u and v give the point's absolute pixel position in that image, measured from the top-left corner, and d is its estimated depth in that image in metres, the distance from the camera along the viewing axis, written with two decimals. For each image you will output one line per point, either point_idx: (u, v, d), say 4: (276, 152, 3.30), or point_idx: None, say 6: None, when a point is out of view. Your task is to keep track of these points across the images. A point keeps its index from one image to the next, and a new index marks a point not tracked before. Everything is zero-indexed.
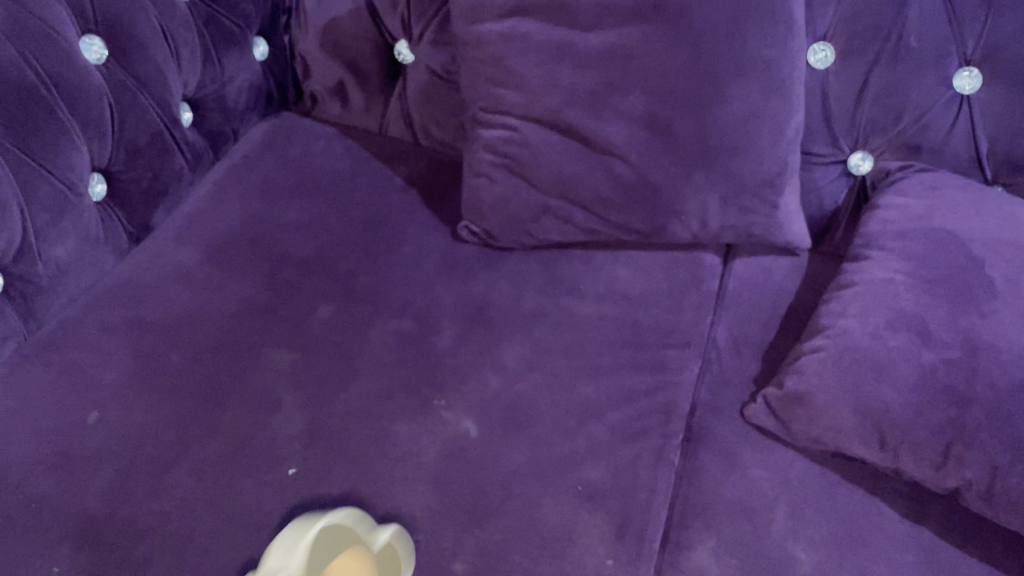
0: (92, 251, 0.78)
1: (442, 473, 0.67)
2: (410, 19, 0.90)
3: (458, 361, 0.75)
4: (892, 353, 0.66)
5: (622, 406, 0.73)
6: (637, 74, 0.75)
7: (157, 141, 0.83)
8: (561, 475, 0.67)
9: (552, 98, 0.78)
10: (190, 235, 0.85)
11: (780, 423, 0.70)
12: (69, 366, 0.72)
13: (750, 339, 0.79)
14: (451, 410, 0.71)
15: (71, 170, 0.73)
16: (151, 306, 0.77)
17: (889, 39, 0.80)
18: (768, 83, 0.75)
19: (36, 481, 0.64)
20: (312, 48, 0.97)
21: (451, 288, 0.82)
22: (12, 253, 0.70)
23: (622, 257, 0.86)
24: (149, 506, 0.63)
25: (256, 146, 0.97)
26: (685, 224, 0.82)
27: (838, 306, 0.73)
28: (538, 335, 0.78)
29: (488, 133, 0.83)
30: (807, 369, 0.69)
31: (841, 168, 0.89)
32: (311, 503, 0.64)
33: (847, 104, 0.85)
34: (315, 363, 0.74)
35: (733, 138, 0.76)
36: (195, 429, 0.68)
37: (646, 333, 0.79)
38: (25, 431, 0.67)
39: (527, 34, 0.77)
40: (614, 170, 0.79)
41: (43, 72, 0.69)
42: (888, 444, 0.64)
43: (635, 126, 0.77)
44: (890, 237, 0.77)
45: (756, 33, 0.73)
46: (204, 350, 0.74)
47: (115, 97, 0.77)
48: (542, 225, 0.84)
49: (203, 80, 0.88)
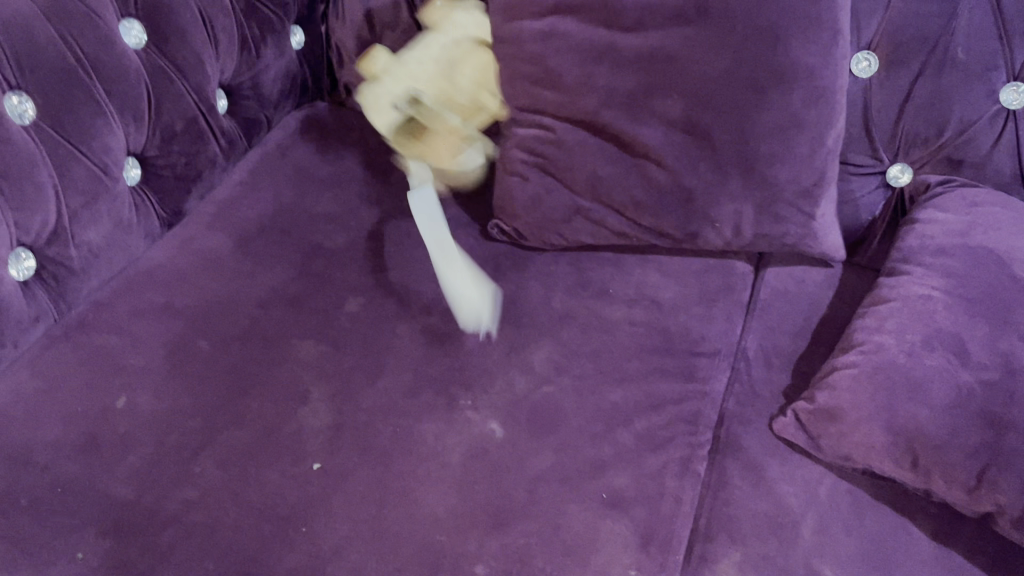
0: (125, 235, 0.79)
1: (466, 474, 0.66)
2: (446, 11, 0.89)
3: (485, 361, 0.75)
4: (929, 371, 0.65)
5: (649, 414, 0.72)
6: (678, 77, 0.74)
7: (191, 127, 0.82)
8: (586, 481, 0.67)
9: (590, 99, 0.77)
10: (222, 222, 0.85)
11: (809, 438, 0.69)
12: (99, 350, 0.72)
13: (780, 351, 0.78)
14: (477, 410, 0.71)
15: (106, 153, 0.73)
16: (180, 293, 0.77)
17: (935, 49, 0.79)
18: (813, 91, 0.74)
19: (63, 464, 0.64)
20: (350, 38, 0.97)
21: (479, 288, 0.82)
22: (45, 234, 0.70)
23: (653, 262, 0.85)
24: (174, 495, 0.63)
25: (290, 135, 0.97)
26: (720, 232, 0.81)
27: (873, 322, 0.72)
28: (567, 338, 0.77)
29: (524, 131, 0.82)
30: (840, 384, 0.69)
31: (879, 180, 0.88)
32: (335, 498, 0.64)
33: (889, 115, 0.83)
34: (342, 357, 0.74)
35: (774, 147, 0.75)
36: (221, 418, 0.68)
37: (676, 340, 0.78)
38: (54, 414, 0.67)
39: (569, 32, 0.76)
40: (650, 174, 0.78)
41: (82, 54, 0.69)
42: (920, 465, 0.63)
43: (673, 131, 0.76)
44: (929, 253, 0.75)
45: (801, 38, 0.72)
46: (233, 338, 0.74)
47: (152, 81, 0.76)
48: (574, 227, 0.83)
49: (240, 67, 0.88)
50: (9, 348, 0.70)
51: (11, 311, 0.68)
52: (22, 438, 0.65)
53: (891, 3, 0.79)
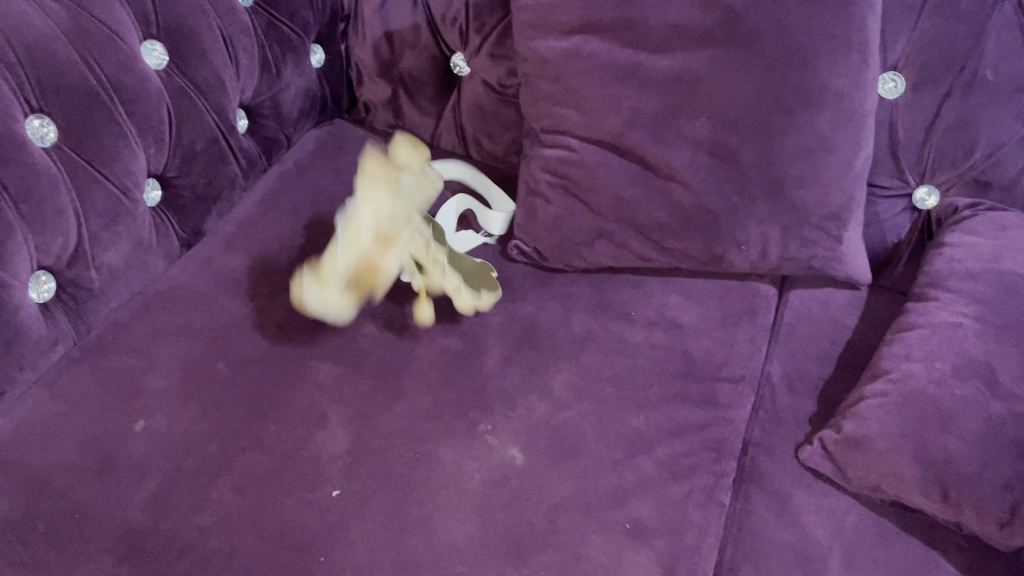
0: (144, 256, 0.78)
1: (486, 501, 0.66)
2: (468, 30, 0.89)
3: (504, 385, 0.74)
4: (959, 402, 0.64)
5: (672, 440, 0.71)
6: (704, 100, 0.74)
7: (212, 147, 0.82)
8: (608, 510, 0.66)
9: (613, 121, 0.76)
10: (240, 242, 0.85)
11: (836, 467, 0.67)
12: (116, 372, 0.71)
13: (804, 378, 0.77)
14: (496, 435, 0.70)
15: (127, 176, 0.72)
16: (198, 314, 0.77)
17: (963, 70, 0.78)
18: (840, 113, 0.74)
19: (80, 489, 0.63)
20: (369, 56, 0.96)
21: (499, 308, 0.81)
22: (65, 256, 0.70)
23: (675, 284, 0.84)
24: (192, 522, 0.62)
25: (309, 153, 0.97)
26: (744, 254, 0.79)
27: (901, 349, 0.71)
28: (587, 361, 0.76)
29: (547, 151, 0.82)
30: (867, 413, 0.67)
31: (905, 202, 0.86)
32: (354, 526, 0.63)
33: (916, 136, 0.82)
34: (361, 380, 0.73)
35: (800, 169, 0.75)
36: (239, 442, 0.67)
37: (698, 364, 0.77)
38: (71, 438, 0.66)
39: (592, 53, 0.75)
40: (673, 196, 0.77)
41: (104, 76, 0.69)
42: (951, 498, 0.61)
43: (699, 153, 0.75)
44: (958, 278, 0.74)
45: (830, 60, 0.72)
46: (251, 360, 0.73)
47: (174, 102, 0.76)
48: (595, 249, 0.82)
49: (260, 86, 0.88)
50: (28, 370, 0.69)
51: (30, 333, 0.68)
52: (39, 462, 0.65)
53: (917, 24, 0.78)
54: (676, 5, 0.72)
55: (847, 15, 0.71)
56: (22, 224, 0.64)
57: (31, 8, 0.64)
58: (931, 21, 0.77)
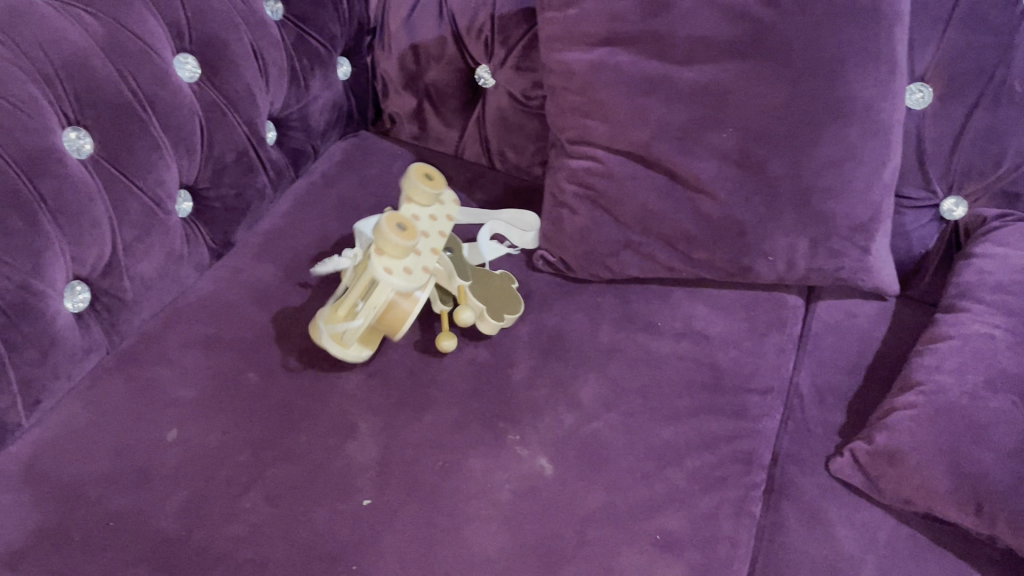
0: (175, 267, 0.79)
1: (516, 512, 0.66)
2: (493, 42, 0.89)
3: (532, 396, 0.74)
4: (992, 415, 0.64)
5: (702, 452, 0.71)
6: (732, 111, 0.74)
7: (242, 159, 0.83)
8: (638, 522, 0.66)
9: (641, 132, 0.76)
10: (269, 253, 0.85)
11: (868, 480, 0.67)
12: (148, 383, 0.72)
13: (833, 389, 0.77)
14: (525, 446, 0.70)
15: (160, 188, 0.73)
16: (229, 324, 0.77)
17: (991, 81, 0.77)
18: (868, 124, 0.74)
19: (114, 499, 0.64)
20: (394, 68, 0.97)
21: (526, 319, 0.81)
22: (100, 268, 0.70)
23: (701, 295, 0.84)
24: (225, 532, 0.63)
25: (336, 165, 0.98)
26: (771, 265, 0.79)
27: (932, 361, 0.71)
28: (615, 372, 0.76)
29: (573, 162, 0.82)
30: (898, 425, 0.67)
31: (933, 213, 0.86)
32: (386, 536, 0.63)
33: (943, 146, 0.82)
34: (389, 391, 0.73)
35: (828, 180, 0.75)
36: (271, 453, 0.68)
37: (726, 376, 0.77)
38: (104, 447, 0.67)
39: (620, 65, 0.76)
40: (701, 207, 0.77)
41: (139, 90, 0.69)
42: (985, 510, 0.61)
43: (726, 164, 0.75)
44: (988, 289, 0.74)
45: (858, 71, 0.72)
46: (282, 371, 0.74)
47: (206, 114, 0.77)
48: (621, 260, 0.82)
49: (288, 99, 0.89)
50: (62, 380, 0.70)
51: (65, 343, 0.69)
52: (72, 472, 0.65)
53: (945, 35, 0.78)
54: (704, 17, 0.72)
55: (874, 27, 0.71)
56: (60, 235, 0.65)
57: (69, 23, 0.65)
58: (960, 32, 0.77)
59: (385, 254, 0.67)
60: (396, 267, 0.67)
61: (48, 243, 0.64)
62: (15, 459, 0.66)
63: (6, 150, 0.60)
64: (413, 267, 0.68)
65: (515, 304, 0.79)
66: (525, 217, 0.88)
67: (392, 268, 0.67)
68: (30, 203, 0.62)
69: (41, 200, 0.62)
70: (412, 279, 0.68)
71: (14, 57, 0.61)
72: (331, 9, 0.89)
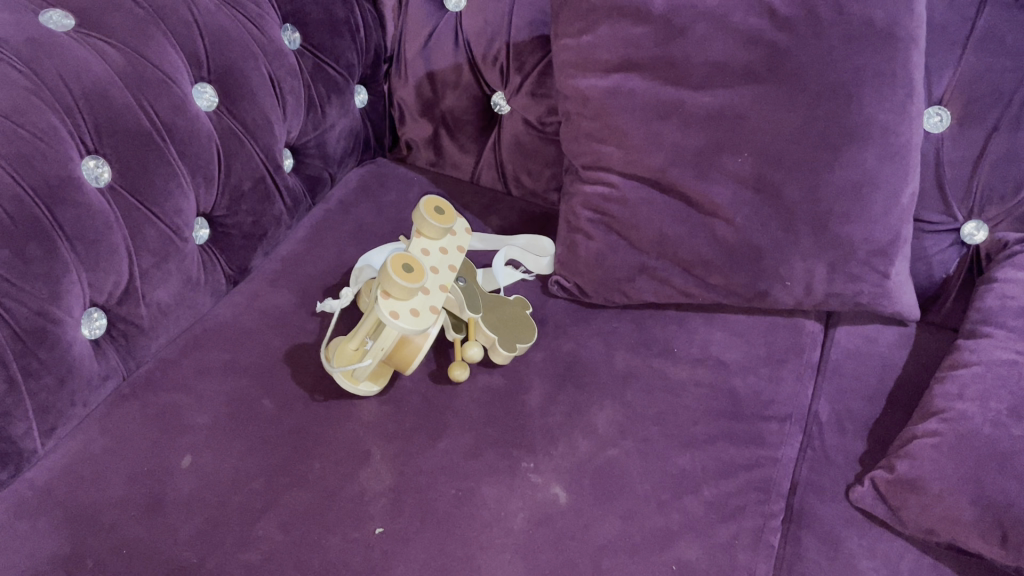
0: (192, 294, 0.80)
1: (530, 541, 0.65)
2: (509, 70, 0.89)
3: (547, 422, 0.73)
4: (1016, 443, 0.62)
5: (719, 481, 0.71)
6: (747, 135, 0.73)
7: (259, 187, 0.84)
8: (653, 552, 0.65)
9: (656, 157, 0.76)
10: (286, 279, 0.86)
11: (889, 510, 0.66)
12: (164, 409, 0.72)
13: (853, 417, 0.76)
14: (540, 473, 0.70)
15: (177, 215, 0.74)
16: (245, 350, 0.78)
17: (1010, 104, 0.76)
18: (885, 148, 0.73)
19: (128, 526, 0.63)
20: (410, 96, 0.97)
21: (542, 345, 0.81)
22: (117, 295, 0.71)
23: (718, 320, 0.84)
24: (238, 559, 0.62)
25: (354, 192, 0.98)
26: (789, 290, 0.79)
27: (955, 389, 0.70)
28: (630, 399, 0.76)
29: (587, 188, 0.82)
30: (921, 453, 0.66)
31: (954, 236, 0.84)
32: (398, 564, 0.63)
33: (963, 170, 0.80)
34: (403, 417, 0.73)
35: (846, 206, 0.74)
36: (285, 479, 0.68)
37: (744, 403, 0.77)
38: (119, 474, 0.67)
39: (634, 91, 0.75)
40: (717, 232, 0.77)
41: (158, 118, 0.70)
42: (1010, 541, 0.59)
43: (742, 189, 0.75)
44: (1011, 314, 0.73)
45: (875, 96, 0.72)
46: (297, 398, 0.74)
47: (224, 142, 0.78)
48: (637, 285, 0.81)
49: (305, 127, 0.89)
50: (78, 406, 0.70)
51: (82, 370, 0.69)
52: (87, 498, 0.65)
53: (963, 58, 0.77)
54: (718, 42, 0.72)
55: (889, 50, 0.71)
56: (77, 262, 0.65)
57: (89, 54, 0.66)
58: (977, 55, 0.76)
59: (392, 296, 0.67)
60: (402, 309, 0.67)
61: (65, 270, 0.64)
62: (30, 485, 0.66)
63: (24, 178, 0.60)
64: (420, 308, 0.68)
65: (530, 333, 0.78)
66: (540, 243, 0.88)
67: (397, 311, 0.66)
68: (48, 231, 0.62)
69: (58, 227, 0.63)
70: (419, 321, 0.67)
71: (33, 86, 0.61)
72: (348, 37, 0.90)
